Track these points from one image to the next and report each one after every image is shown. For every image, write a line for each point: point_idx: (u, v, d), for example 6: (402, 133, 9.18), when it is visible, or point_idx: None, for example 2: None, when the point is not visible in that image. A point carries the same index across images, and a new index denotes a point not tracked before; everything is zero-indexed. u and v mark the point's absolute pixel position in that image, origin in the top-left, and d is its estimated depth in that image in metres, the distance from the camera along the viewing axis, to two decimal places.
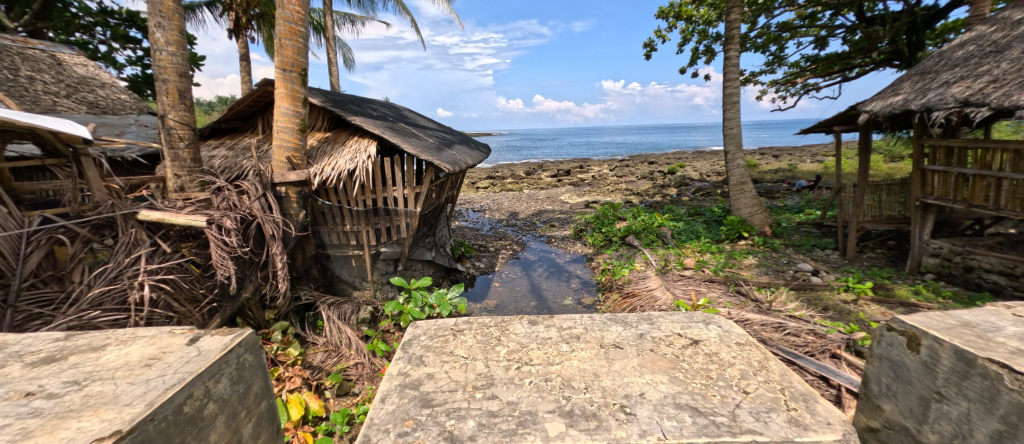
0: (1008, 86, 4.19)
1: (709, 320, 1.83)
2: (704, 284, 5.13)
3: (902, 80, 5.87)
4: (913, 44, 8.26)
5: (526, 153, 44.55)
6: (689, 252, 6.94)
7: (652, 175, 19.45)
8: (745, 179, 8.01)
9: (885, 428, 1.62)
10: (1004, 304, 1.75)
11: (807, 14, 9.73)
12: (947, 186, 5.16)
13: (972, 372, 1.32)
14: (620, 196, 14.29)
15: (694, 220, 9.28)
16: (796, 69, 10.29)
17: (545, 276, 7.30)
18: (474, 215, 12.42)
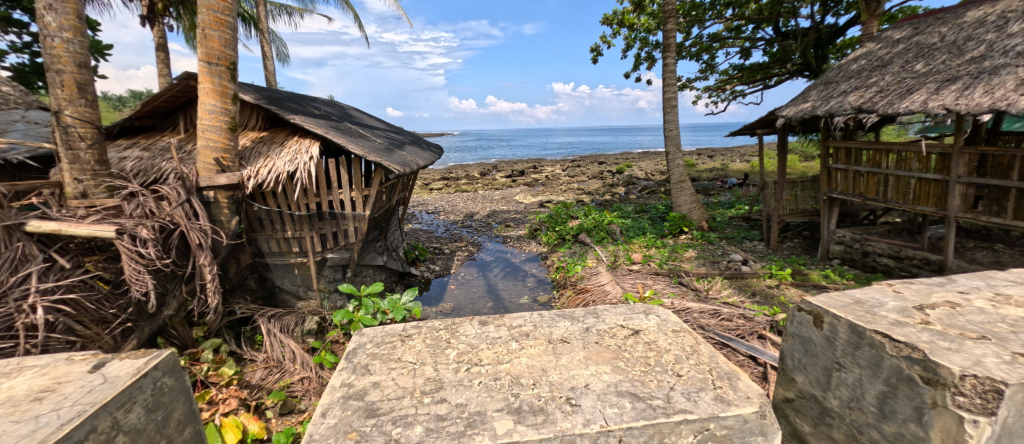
0: (890, 97, 4.93)
1: (649, 311, 1.94)
2: (651, 277, 5.44)
3: (811, 89, 6.64)
4: (819, 57, 9.37)
5: (479, 154, 44.52)
6: (636, 247, 7.33)
7: (601, 175, 20.21)
8: (685, 178, 8.59)
9: (800, 396, 1.84)
10: (886, 282, 2.05)
11: (733, 27, 10.69)
12: (848, 183, 5.90)
13: (862, 342, 1.53)
14: (572, 196, 14.71)
15: (641, 217, 9.82)
16: (725, 77, 11.21)
17: (501, 276, 7.34)
18: (428, 217, 12.18)
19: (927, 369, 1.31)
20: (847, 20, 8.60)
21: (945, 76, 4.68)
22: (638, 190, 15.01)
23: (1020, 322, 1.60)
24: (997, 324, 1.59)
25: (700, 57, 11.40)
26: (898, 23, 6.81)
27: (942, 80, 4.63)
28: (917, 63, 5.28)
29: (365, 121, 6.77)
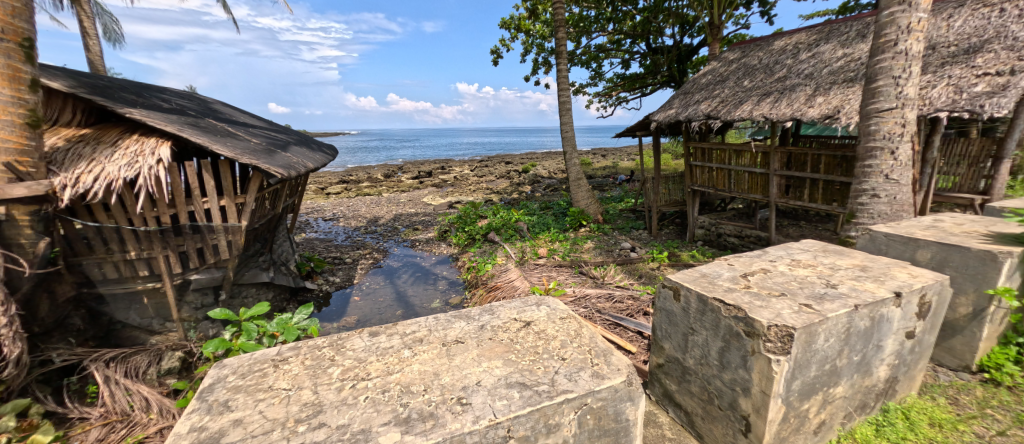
0: (730, 107, 6.16)
1: (541, 302, 2.06)
2: (555, 269, 5.77)
3: (674, 98, 7.79)
4: (681, 71, 11.02)
5: (379, 154, 41.99)
6: (542, 242, 7.71)
7: (508, 174, 20.75)
8: (581, 176, 9.32)
9: (669, 359, 2.26)
10: (724, 258, 2.52)
11: (615, 39, 11.96)
12: (705, 177, 7.16)
13: (707, 308, 1.92)
14: (481, 195, 14.82)
15: (545, 213, 10.37)
16: (611, 84, 12.48)
17: (411, 282, 7.03)
18: (325, 224, 11.07)
19: (747, 324, 1.71)
20: (699, 41, 10.29)
21: (763, 91, 6.01)
22: (542, 188, 15.80)
23: (806, 280, 2.12)
24: (793, 282, 2.08)
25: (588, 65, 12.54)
26: (733, 46, 8.37)
27: (761, 95, 5.94)
28: (745, 80, 6.64)
29: (236, 117, 5.83)
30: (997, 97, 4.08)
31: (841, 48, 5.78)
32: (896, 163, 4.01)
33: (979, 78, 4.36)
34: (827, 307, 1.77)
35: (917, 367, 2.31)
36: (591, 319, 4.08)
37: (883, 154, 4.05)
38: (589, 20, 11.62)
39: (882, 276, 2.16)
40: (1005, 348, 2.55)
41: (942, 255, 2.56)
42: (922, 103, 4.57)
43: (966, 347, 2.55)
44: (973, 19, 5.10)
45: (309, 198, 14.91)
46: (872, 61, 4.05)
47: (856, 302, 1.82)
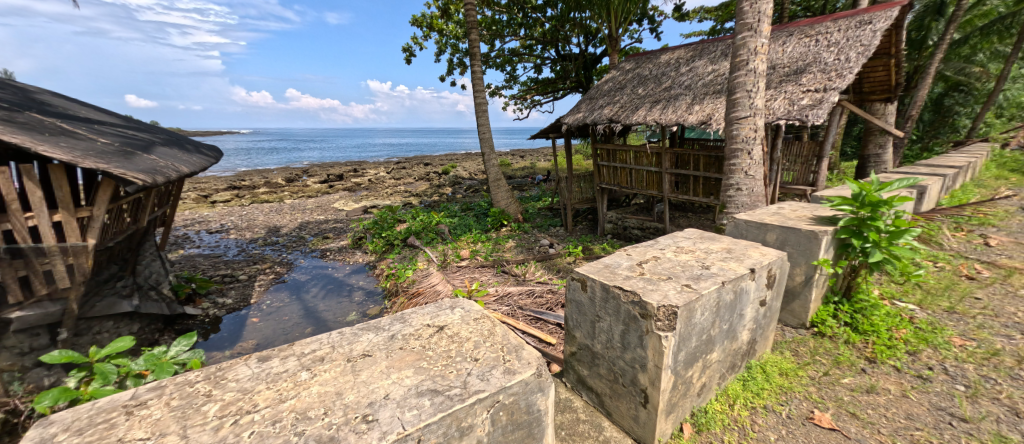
0: (628, 112, 6.97)
1: (456, 305, 2.04)
2: (478, 270, 5.76)
3: (581, 103, 8.38)
4: (587, 78, 11.88)
5: (277, 157, 37.67)
6: (464, 244, 7.66)
7: (427, 176, 20.18)
8: (500, 176, 9.49)
9: (581, 348, 2.42)
10: (623, 250, 2.77)
11: (527, 45, 12.47)
12: (611, 176, 8.01)
13: (609, 296, 2.09)
14: (399, 198, 14.20)
15: (467, 214, 10.33)
16: (525, 88, 12.96)
17: (322, 296, 6.39)
18: (211, 237, 9.56)
19: (641, 307, 1.91)
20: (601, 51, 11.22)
21: (654, 98, 6.91)
22: (462, 189, 15.70)
23: (687, 263, 2.44)
24: (677, 267, 2.38)
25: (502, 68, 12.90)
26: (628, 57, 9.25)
27: (652, 102, 6.81)
28: (640, 88, 7.50)
29: (75, 111, 4.71)
30: (817, 109, 5.14)
31: (711, 64, 6.77)
32: (752, 162, 4.83)
33: (805, 94, 5.46)
34: (702, 286, 2.05)
35: (769, 329, 2.81)
36: (514, 317, 4.15)
37: (743, 155, 4.84)
38: (502, 24, 12.02)
39: (743, 256, 2.58)
40: (827, 306, 3.24)
41: (784, 236, 3.17)
42: (768, 112, 5.63)
43: (802, 309, 3.18)
44: (800, 47, 6.37)
45: (190, 207, 12.77)
46: (732, 76, 4.80)
47: (722, 279, 2.16)
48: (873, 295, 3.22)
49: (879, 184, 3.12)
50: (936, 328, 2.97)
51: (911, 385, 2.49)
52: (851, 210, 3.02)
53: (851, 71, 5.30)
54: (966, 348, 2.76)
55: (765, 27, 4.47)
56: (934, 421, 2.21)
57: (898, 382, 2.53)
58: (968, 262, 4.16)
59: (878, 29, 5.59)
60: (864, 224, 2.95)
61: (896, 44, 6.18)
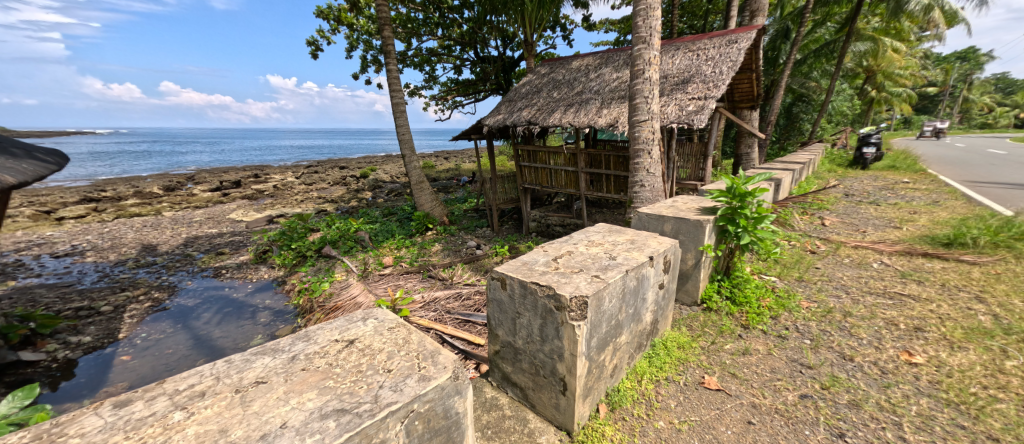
0: (545, 114, 7.37)
1: (368, 316, 1.92)
2: (403, 277, 5.50)
3: (501, 105, 8.57)
4: (506, 81, 12.47)
5: (159, 160, 31.95)
6: (387, 251, 7.31)
7: (343, 180, 18.77)
8: (423, 179, 9.25)
9: (504, 346, 2.45)
10: (541, 246, 2.87)
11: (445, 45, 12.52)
12: (533, 176, 8.45)
13: (527, 292, 2.15)
14: (311, 205, 13.03)
15: (389, 219, 9.87)
16: (446, 88, 13.29)
17: (217, 321, 5.51)
18: (62, 261, 7.78)
19: (556, 300, 2.00)
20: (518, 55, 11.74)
21: (568, 101, 7.37)
22: (383, 193, 14.93)
23: (597, 256, 2.62)
24: (588, 259, 2.55)
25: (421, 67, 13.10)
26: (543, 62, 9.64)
27: (566, 105, 7.27)
28: (554, 92, 7.93)
29: None
30: (702, 115, 5.91)
31: (616, 71, 7.37)
32: (651, 161, 5.37)
33: (691, 101, 6.24)
34: (609, 276, 2.22)
35: (668, 308, 3.15)
36: (442, 321, 3.99)
37: (645, 154, 5.36)
38: (418, 23, 11.77)
39: (645, 246, 2.85)
40: (712, 284, 3.74)
41: (677, 226, 3.58)
42: (663, 116, 6.33)
43: (695, 288, 3.62)
44: (685, 59, 7.25)
45: (25, 226, 10.16)
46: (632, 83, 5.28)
47: (626, 267, 2.37)
48: (746, 272, 3.80)
49: (744, 178, 3.67)
50: (790, 294, 3.62)
51: (774, 344, 2.99)
52: (726, 201, 3.53)
53: (724, 83, 6.19)
54: (810, 308, 3.41)
55: (656, 41, 5.01)
56: (790, 371, 2.68)
57: (765, 343, 3.02)
58: (811, 239, 5.14)
59: (742, 47, 6.60)
60: (737, 213, 3.47)
61: (756, 61, 7.37)
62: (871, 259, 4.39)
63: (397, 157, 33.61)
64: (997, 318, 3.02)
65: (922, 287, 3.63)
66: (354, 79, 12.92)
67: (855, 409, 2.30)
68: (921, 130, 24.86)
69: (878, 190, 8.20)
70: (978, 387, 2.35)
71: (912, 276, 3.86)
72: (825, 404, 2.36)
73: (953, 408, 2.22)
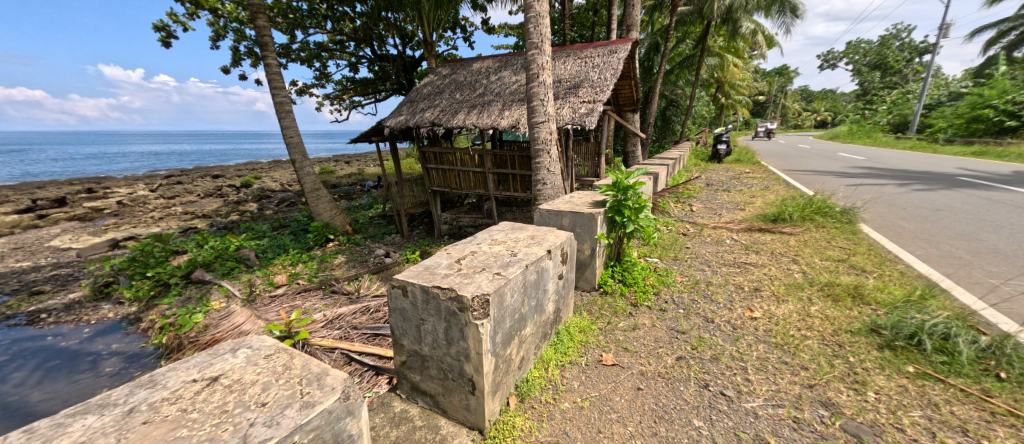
0: (448, 115, 7.37)
1: (238, 346, 1.67)
2: (300, 297, 4.89)
3: (401, 105, 8.27)
4: (407, 81, 12.42)
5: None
6: (278, 268, 6.53)
7: (218, 190, 16.21)
8: (318, 186, 8.48)
9: (409, 356, 2.36)
10: (444, 249, 2.82)
11: (337, 40, 11.87)
12: (441, 178, 8.34)
13: (429, 297, 2.10)
14: (177, 222, 10.98)
15: (280, 233, 8.83)
16: (342, 86, 12.76)
17: (38, 382, 4.24)
18: None
19: (458, 302, 1.98)
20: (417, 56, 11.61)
21: (470, 103, 7.42)
22: (270, 204, 13.18)
23: (499, 254, 2.68)
24: (490, 258, 2.58)
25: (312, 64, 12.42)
26: (444, 63, 9.50)
27: (469, 107, 7.32)
28: (457, 93, 7.90)
29: None
30: (592, 117, 6.46)
31: (514, 74, 7.62)
32: (550, 160, 5.68)
33: (582, 104, 6.77)
34: (509, 271, 2.30)
35: (569, 296, 3.37)
36: (348, 339, 3.51)
37: (544, 154, 5.64)
38: (302, 13, 10.69)
39: (544, 241, 3.00)
40: (607, 270, 4.12)
41: (574, 220, 3.85)
42: (559, 118, 6.76)
43: (592, 275, 3.94)
44: (575, 65, 7.81)
45: None
46: (529, 86, 5.53)
47: (526, 262, 2.47)
48: (634, 256, 4.27)
49: (626, 173, 4.11)
50: (668, 271, 4.17)
51: (656, 317, 3.42)
52: (613, 195, 3.92)
53: (608, 88, 6.84)
54: (682, 282, 3.98)
55: (547, 47, 5.31)
56: (669, 338, 3.09)
57: (650, 316, 3.43)
58: (683, 223, 6.00)
59: (621, 57, 7.34)
60: (623, 205, 3.88)
61: (633, 70, 8.28)
62: (725, 236, 5.30)
63: (286, 163, 30.09)
64: (806, 274, 3.90)
65: (759, 255, 4.50)
66: (224, 73, 11.22)
67: (715, 362, 2.75)
68: (757, 131, 30.88)
69: (730, 180, 9.95)
70: (795, 329, 2.99)
71: (753, 248, 4.77)
72: (695, 361, 2.77)
73: (780, 349, 2.80)
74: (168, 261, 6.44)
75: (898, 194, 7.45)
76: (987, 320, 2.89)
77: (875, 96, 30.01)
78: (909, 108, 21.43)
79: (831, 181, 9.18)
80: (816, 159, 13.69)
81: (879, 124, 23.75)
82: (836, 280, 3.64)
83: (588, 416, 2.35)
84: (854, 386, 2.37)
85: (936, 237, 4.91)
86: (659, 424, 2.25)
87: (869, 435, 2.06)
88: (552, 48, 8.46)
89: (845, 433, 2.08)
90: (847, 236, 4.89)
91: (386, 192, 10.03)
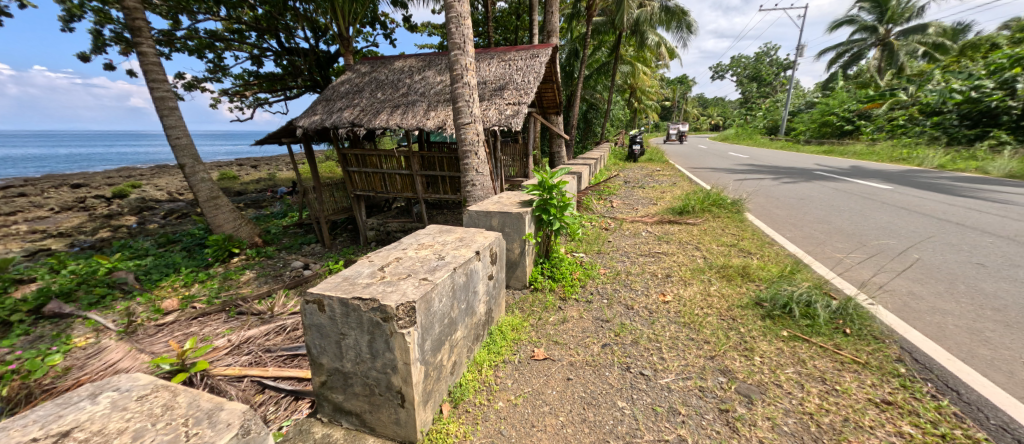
0: (369, 115, 6.98)
1: (100, 389, 1.57)
2: (196, 323, 4.21)
3: (316, 103, 7.63)
4: (323, 77, 11.55)
5: None
6: (168, 290, 5.64)
7: (82, 202, 13.50)
8: (217, 193, 7.48)
9: (329, 376, 2.18)
10: (366, 257, 2.66)
11: (235, 29, 10.61)
12: (364, 182, 7.88)
13: (349, 310, 1.96)
14: (22, 242, 8.94)
15: (169, 249, 7.64)
16: (243, 81, 11.40)
17: None
18: None
19: (382, 312, 1.88)
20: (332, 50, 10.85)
21: (392, 103, 7.11)
22: (154, 217, 11.26)
23: (426, 258, 2.59)
24: (416, 263, 2.49)
25: (204, 54, 10.91)
26: (363, 60, 8.99)
27: (392, 106, 7.02)
28: (378, 92, 7.51)
29: None
30: (518, 119, 6.59)
31: (438, 74, 7.46)
32: (479, 161, 5.66)
33: (508, 106, 6.86)
34: (437, 276, 2.24)
35: (500, 296, 3.40)
36: (260, 364, 3.10)
37: (472, 155, 5.61)
38: None
39: (471, 242, 2.98)
40: (536, 267, 4.23)
41: (503, 220, 3.88)
42: (485, 119, 6.79)
43: (523, 273, 4.01)
44: (500, 67, 7.90)
45: None
46: (453, 87, 5.46)
47: (454, 265, 2.42)
48: (561, 252, 4.44)
49: (551, 173, 4.26)
50: (592, 265, 4.42)
51: (583, 308, 3.60)
52: (539, 194, 4.04)
53: (532, 91, 7.03)
54: (605, 274, 4.25)
55: (469, 48, 5.29)
56: (595, 327, 3.27)
57: (577, 309, 3.60)
58: (604, 219, 6.40)
59: (543, 60, 7.59)
60: (549, 203, 4.02)
61: (554, 74, 8.61)
62: (641, 229, 5.77)
63: (174, 168, 25.98)
64: (706, 259, 4.41)
65: (670, 245, 4.98)
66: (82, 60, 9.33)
67: (635, 345, 2.97)
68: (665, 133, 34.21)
69: (645, 177, 10.88)
70: (700, 309, 3.36)
71: (665, 238, 5.27)
72: (617, 347, 2.96)
73: (687, 327, 3.13)
74: (9, 292, 5.20)
75: (774, 187, 8.78)
76: (837, 286, 3.55)
77: (756, 104, 35.07)
78: (780, 114, 25.42)
79: (723, 177, 10.52)
80: (711, 158, 15.58)
81: (759, 128, 27.77)
82: (729, 262, 4.18)
83: (522, 413, 2.38)
84: (744, 354, 2.73)
85: (801, 221, 5.89)
86: (587, 411, 2.37)
87: (757, 393, 2.39)
88: (476, 49, 8.46)
89: (739, 395, 2.39)
90: (737, 224, 5.63)
91: (301, 198, 9.19)
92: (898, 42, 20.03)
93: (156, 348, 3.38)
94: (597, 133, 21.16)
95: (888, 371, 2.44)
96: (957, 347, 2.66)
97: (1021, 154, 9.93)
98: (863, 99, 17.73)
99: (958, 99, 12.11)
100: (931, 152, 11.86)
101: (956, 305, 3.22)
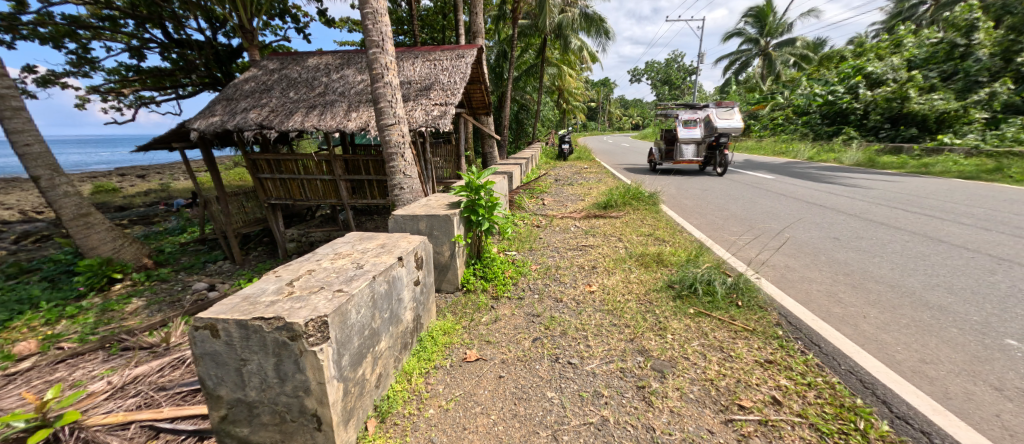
0: (280, 116, 6.37)
1: None
2: (65, 366, 3.50)
3: (214, 103, 6.77)
4: (224, 74, 10.30)
5: None
6: (23, 329, 4.62)
7: None
8: (88, 209, 6.28)
9: (230, 409, 1.95)
10: (274, 272, 2.41)
11: (105, 15, 9.03)
12: (278, 189, 7.18)
13: (249, 331, 1.76)
14: None
15: (21, 281, 6.25)
16: (120, 77, 9.73)
17: None
18: None
19: (288, 330, 1.72)
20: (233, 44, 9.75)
21: (307, 103, 6.57)
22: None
23: (343, 268, 2.43)
24: (332, 274, 2.33)
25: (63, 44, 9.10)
26: (270, 55, 8.19)
27: (307, 107, 6.49)
28: (290, 91, 6.89)
29: None
30: (446, 119, 6.49)
31: (358, 73, 7.04)
32: (406, 163, 5.46)
33: (434, 106, 6.72)
34: (353, 286, 2.11)
35: (429, 302, 3.31)
36: (152, 405, 2.65)
37: (399, 158, 5.39)
38: None
39: (395, 249, 2.86)
40: (469, 268, 4.21)
41: (431, 223, 3.79)
42: (411, 120, 6.58)
43: (455, 276, 3.97)
44: (425, 67, 7.69)
45: None
46: (374, 87, 5.19)
47: (373, 273, 2.30)
48: (493, 252, 4.45)
49: (479, 174, 4.26)
50: (524, 262, 4.51)
51: (515, 305, 3.67)
52: (468, 196, 4.01)
53: (459, 91, 6.95)
54: (536, 270, 4.36)
55: (389, 46, 5.07)
56: (526, 323, 3.35)
57: (509, 306, 3.66)
58: (536, 216, 6.57)
59: (469, 61, 7.53)
60: (477, 204, 4.02)
61: (482, 74, 8.61)
62: (570, 224, 6.02)
63: (26, 182, 21.19)
64: (627, 248, 4.75)
65: (596, 238, 5.28)
66: None
67: (563, 336, 3.10)
68: None
69: (574, 175, 11.42)
70: (621, 296, 3.61)
71: (593, 232, 5.56)
72: (547, 340, 3.06)
73: (611, 314, 3.34)
74: None
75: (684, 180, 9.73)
76: (732, 265, 4.05)
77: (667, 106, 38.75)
78: None
79: (641, 172, 11.39)
80: (632, 155, 16.83)
81: None
82: (647, 251, 4.54)
83: (454, 417, 2.35)
84: (658, 333, 2.99)
85: (705, 209, 6.60)
86: (518, 405, 2.41)
87: (669, 367, 2.63)
88: (398, 48, 8.14)
89: (654, 371, 2.61)
90: (653, 215, 6.15)
91: (202, 211, 8.08)
92: (775, 53, 23.42)
93: (3, 405, 2.73)
94: (529, 132, 21.68)
95: (770, 335, 2.85)
96: (819, 308, 3.18)
97: (864, 146, 12.24)
98: (751, 101, 20.48)
99: (820, 102, 14.52)
100: (802, 146, 14.13)
101: (820, 274, 3.86)
